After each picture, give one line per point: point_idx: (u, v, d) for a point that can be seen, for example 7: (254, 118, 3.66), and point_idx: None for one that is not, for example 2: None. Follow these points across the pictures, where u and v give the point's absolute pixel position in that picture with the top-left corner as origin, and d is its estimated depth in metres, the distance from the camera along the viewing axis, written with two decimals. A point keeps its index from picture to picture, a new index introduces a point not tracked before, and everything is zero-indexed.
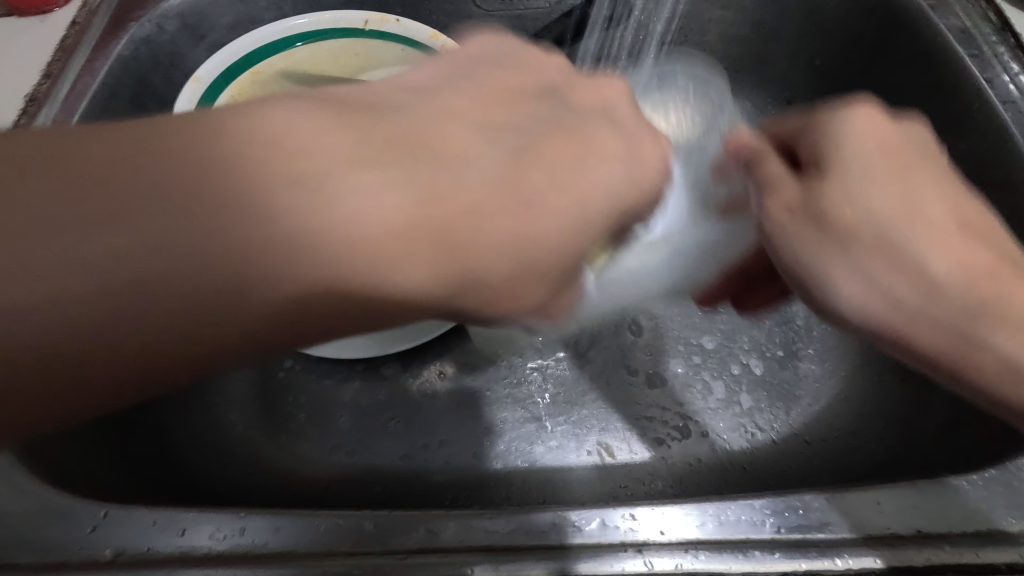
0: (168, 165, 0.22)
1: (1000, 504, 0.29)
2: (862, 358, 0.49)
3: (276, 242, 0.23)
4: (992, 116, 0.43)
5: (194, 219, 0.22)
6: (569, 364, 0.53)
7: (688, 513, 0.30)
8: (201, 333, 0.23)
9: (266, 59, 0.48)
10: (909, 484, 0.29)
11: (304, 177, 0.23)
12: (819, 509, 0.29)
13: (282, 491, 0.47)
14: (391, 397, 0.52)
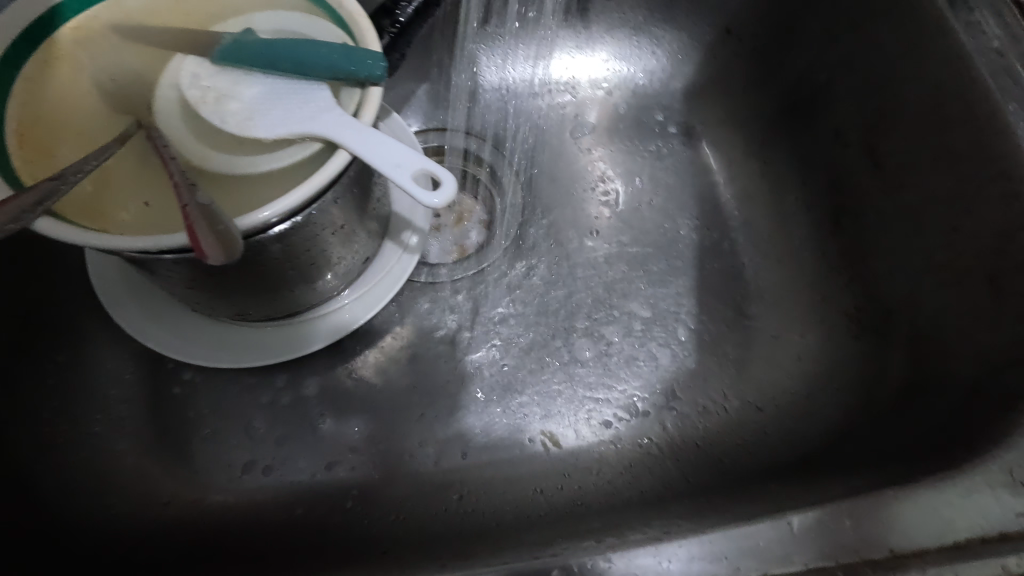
0: None
1: (967, 507, 0.26)
2: (814, 312, 0.46)
3: None
4: (946, 39, 0.37)
5: None
6: (506, 347, 0.48)
7: (649, 555, 0.26)
8: None
9: (85, 10, 0.38)
10: (874, 496, 0.26)
11: None
12: (780, 539, 0.25)
13: (182, 539, 0.40)
14: (310, 403, 0.46)
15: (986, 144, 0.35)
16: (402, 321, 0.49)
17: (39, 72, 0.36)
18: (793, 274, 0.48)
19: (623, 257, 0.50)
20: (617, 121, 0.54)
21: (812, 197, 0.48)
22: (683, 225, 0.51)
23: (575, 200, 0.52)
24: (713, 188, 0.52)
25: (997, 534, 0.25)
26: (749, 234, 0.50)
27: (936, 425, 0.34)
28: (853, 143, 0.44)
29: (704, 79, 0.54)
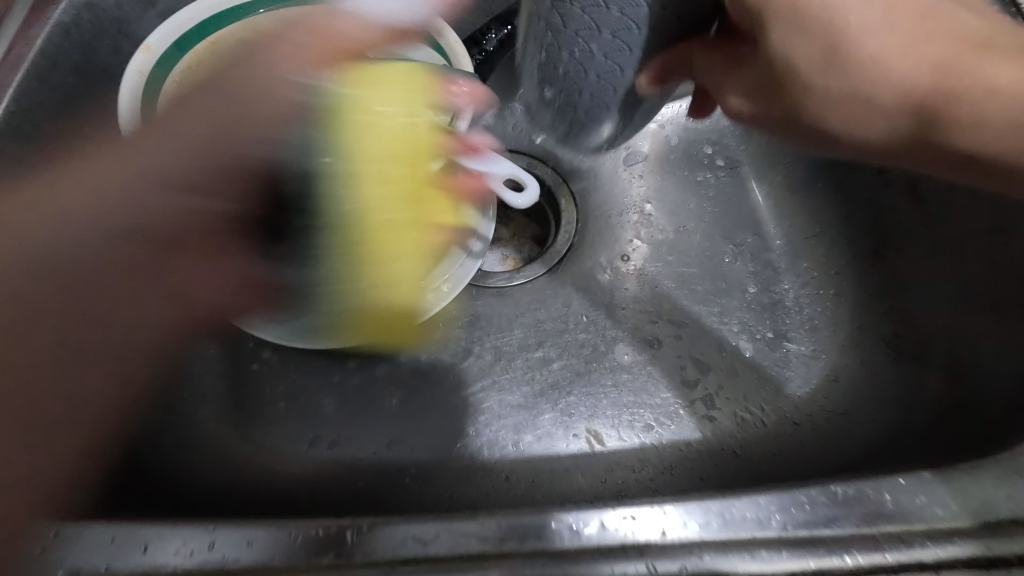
0: None
1: (1003, 493, 0.27)
2: (852, 336, 0.48)
3: None
4: None
5: None
6: (556, 350, 0.51)
7: (711, 508, 0.27)
8: None
9: (223, 28, 0.44)
10: (917, 475, 0.28)
11: None
12: (826, 505, 0.27)
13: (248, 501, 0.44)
14: (373, 387, 0.50)
15: None
16: (460, 319, 0.52)
17: (182, 77, 0.43)
18: (833, 299, 0.50)
19: (670, 275, 0.54)
20: (667, 152, 0.59)
21: (853, 229, 0.51)
22: (728, 249, 0.54)
23: (622, 221, 0.56)
24: (757, 218, 0.55)
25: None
26: (790, 261, 0.53)
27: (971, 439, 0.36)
28: (895, 181, 0.48)
29: None
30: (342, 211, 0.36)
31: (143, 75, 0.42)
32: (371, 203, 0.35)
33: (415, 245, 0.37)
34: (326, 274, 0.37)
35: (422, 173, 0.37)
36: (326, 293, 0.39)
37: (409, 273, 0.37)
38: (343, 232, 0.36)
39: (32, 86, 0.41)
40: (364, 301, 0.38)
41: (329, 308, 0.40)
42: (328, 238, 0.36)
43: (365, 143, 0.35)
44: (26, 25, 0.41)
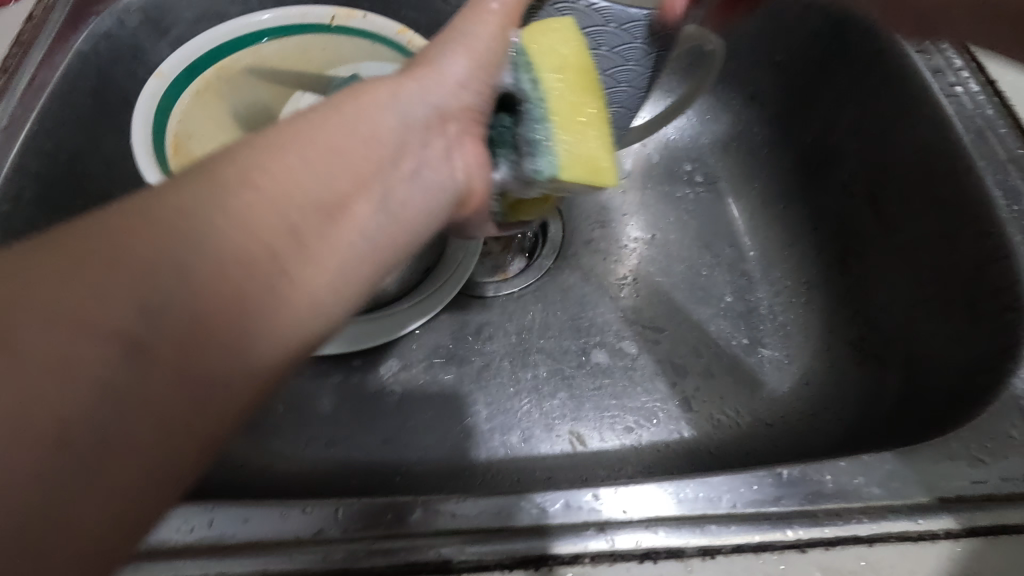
0: (233, 242, 0.22)
1: (933, 474, 0.31)
2: (824, 341, 0.51)
3: (286, 273, 0.24)
4: (935, 108, 0.44)
5: (311, 253, 0.25)
6: (542, 355, 0.54)
7: (664, 490, 0.30)
8: (310, 219, 0.24)
9: (231, 55, 0.47)
10: (857, 458, 0.31)
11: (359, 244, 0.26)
12: (771, 485, 0.30)
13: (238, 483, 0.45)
14: (368, 390, 0.52)
15: (961, 192, 0.42)
16: (450, 326, 0.55)
17: (191, 101, 0.46)
18: (805, 306, 0.53)
19: (651, 285, 0.56)
20: (650, 169, 0.62)
21: (822, 241, 0.54)
22: (706, 260, 0.57)
23: (610, 233, 0.59)
24: (734, 230, 0.58)
25: (955, 497, 0.30)
26: (765, 271, 0.56)
27: (927, 432, 0.38)
28: (857, 195, 0.51)
29: (729, 136, 0.61)
30: (548, 98, 0.34)
31: (155, 99, 0.43)
32: (560, 90, 0.34)
33: (597, 114, 0.35)
34: (545, 131, 0.33)
35: (589, 80, 0.35)
36: (536, 152, 0.33)
37: (602, 136, 0.34)
38: (547, 109, 0.34)
39: (54, 107, 0.45)
40: (576, 156, 0.33)
41: (541, 168, 0.33)
42: (537, 110, 0.34)
43: (547, 69, 0.34)
44: (51, 53, 0.45)
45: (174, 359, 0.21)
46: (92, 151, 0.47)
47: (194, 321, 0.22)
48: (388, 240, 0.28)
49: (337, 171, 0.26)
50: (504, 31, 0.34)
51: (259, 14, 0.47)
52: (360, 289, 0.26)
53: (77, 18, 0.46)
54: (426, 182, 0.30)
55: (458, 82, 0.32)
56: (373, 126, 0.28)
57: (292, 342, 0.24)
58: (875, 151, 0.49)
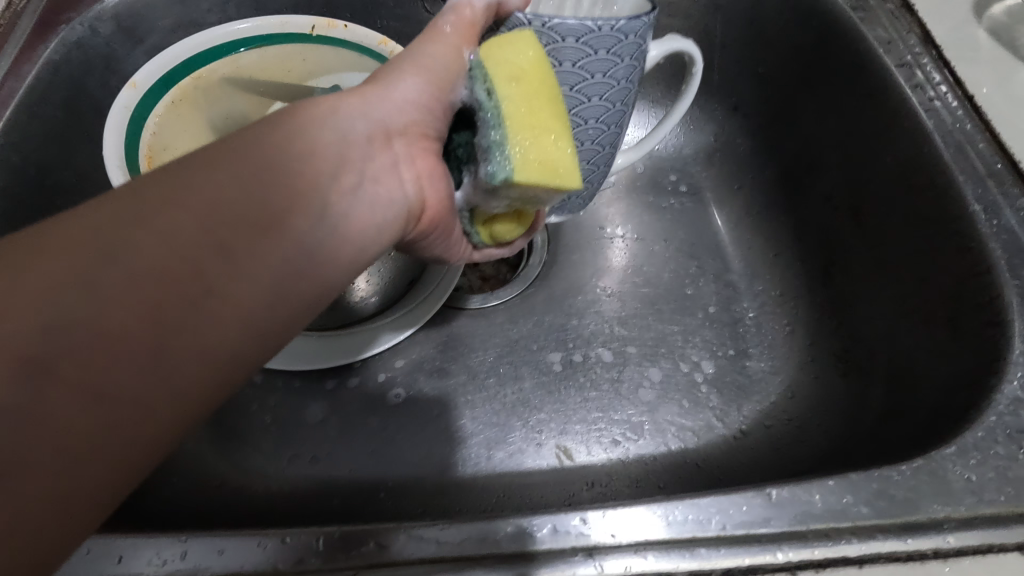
0: (136, 269, 0.22)
1: (925, 493, 0.31)
2: (807, 353, 0.51)
3: (196, 301, 0.23)
4: (916, 123, 0.44)
5: (225, 280, 0.24)
6: (530, 368, 0.53)
7: (654, 512, 0.30)
8: (226, 242, 0.24)
9: (208, 64, 0.46)
10: (846, 477, 0.31)
11: (280, 269, 0.25)
12: (761, 506, 0.30)
13: (219, 506, 0.43)
14: (352, 405, 0.51)
15: (941, 205, 0.42)
16: (433, 340, 0.54)
17: (166, 111, 0.44)
18: (790, 317, 0.53)
19: (636, 296, 0.56)
20: (635, 180, 0.61)
21: (804, 252, 0.54)
22: (691, 272, 0.57)
23: (597, 245, 0.59)
24: (718, 243, 0.58)
25: (943, 516, 0.30)
26: (748, 281, 0.56)
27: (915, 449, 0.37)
28: (840, 206, 0.51)
29: (712, 146, 0.62)
30: (503, 102, 0.30)
31: (128, 110, 0.42)
32: (517, 94, 0.30)
33: (559, 116, 0.31)
34: (499, 134, 0.30)
35: (552, 83, 0.31)
36: (491, 155, 0.30)
37: (563, 137, 0.30)
38: (500, 114, 0.30)
39: (22, 118, 0.43)
40: (533, 159, 0.29)
41: (494, 172, 0.30)
42: (491, 115, 0.30)
43: (501, 74, 0.30)
44: (18, 64, 0.44)
45: (83, 370, 0.21)
46: (63, 163, 0.46)
47: (107, 332, 0.21)
48: (330, 255, 0.27)
49: (270, 184, 0.25)
50: (458, 52, 0.33)
51: (237, 23, 0.46)
52: (294, 304, 0.26)
53: (46, 28, 0.45)
54: (369, 198, 0.29)
55: (404, 101, 0.31)
56: (313, 142, 0.27)
57: (216, 356, 0.23)
58: (857, 165, 0.49)
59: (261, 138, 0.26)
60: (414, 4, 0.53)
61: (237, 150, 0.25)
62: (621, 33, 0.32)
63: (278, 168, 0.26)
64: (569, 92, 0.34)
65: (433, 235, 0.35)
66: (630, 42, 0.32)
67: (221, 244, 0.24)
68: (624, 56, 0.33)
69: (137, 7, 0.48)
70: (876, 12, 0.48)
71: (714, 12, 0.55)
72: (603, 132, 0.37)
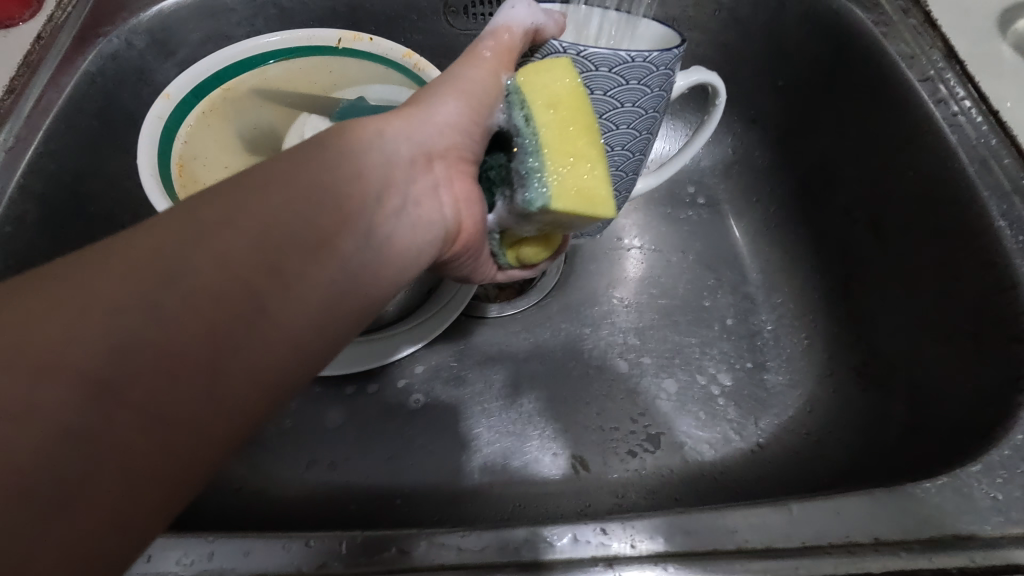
0: (189, 294, 0.22)
1: (949, 510, 0.30)
2: (826, 368, 0.51)
3: (248, 325, 0.23)
4: (939, 138, 0.44)
5: (276, 304, 0.24)
6: (547, 377, 0.53)
7: (673, 525, 0.30)
8: (277, 265, 0.24)
9: (238, 76, 0.47)
10: (870, 494, 0.31)
11: (327, 290, 0.26)
12: (782, 520, 0.30)
13: (241, 508, 0.44)
14: (370, 412, 0.52)
15: (964, 221, 0.42)
16: (451, 349, 0.55)
17: (199, 122, 0.46)
18: (809, 331, 0.53)
19: (653, 307, 0.56)
20: (652, 191, 0.62)
21: (823, 265, 0.54)
22: (708, 284, 0.57)
23: (614, 256, 0.59)
24: (736, 255, 0.58)
25: (968, 535, 0.30)
26: (766, 294, 0.56)
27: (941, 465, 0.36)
28: (860, 220, 0.51)
29: (730, 159, 0.62)
30: (541, 130, 0.31)
31: (161, 120, 0.43)
32: (553, 121, 0.31)
33: (596, 143, 0.31)
34: (537, 162, 0.30)
35: (589, 109, 0.31)
36: (530, 182, 0.30)
37: (600, 165, 0.31)
38: (538, 142, 0.30)
39: (60, 128, 0.45)
40: (569, 186, 0.30)
41: (530, 199, 0.30)
42: (529, 142, 0.31)
43: (540, 101, 0.31)
44: (57, 75, 0.45)
45: (142, 396, 0.21)
46: (96, 171, 0.47)
47: (166, 359, 0.22)
48: (373, 275, 0.28)
49: (318, 208, 0.26)
50: (495, 75, 0.33)
51: (267, 37, 0.47)
52: (339, 325, 0.27)
53: (84, 41, 0.46)
54: (409, 221, 0.30)
55: (444, 123, 0.32)
56: (358, 165, 0.28)
57: (266, 375, 0.24)
58: (878, 180, 0.49)
59: (305, 160, 0.27)
60: (436, 18, 0.54)
61: (283, 172, 0.26)
62: (652, 64, 0.32)
63: (323, 190, 0.26)
64: (599, 120, 0.34)
65: (466, 255, 0.36)
66: (659, 74, 0.33)
67: (272, 269, 0.24)
68: (653, 86, 0.34)
69: (170, 21, 0.49)
70: (898, 25, 0.48)
71: (733, 26, 0.55)
72: (628, 158, 0.37)
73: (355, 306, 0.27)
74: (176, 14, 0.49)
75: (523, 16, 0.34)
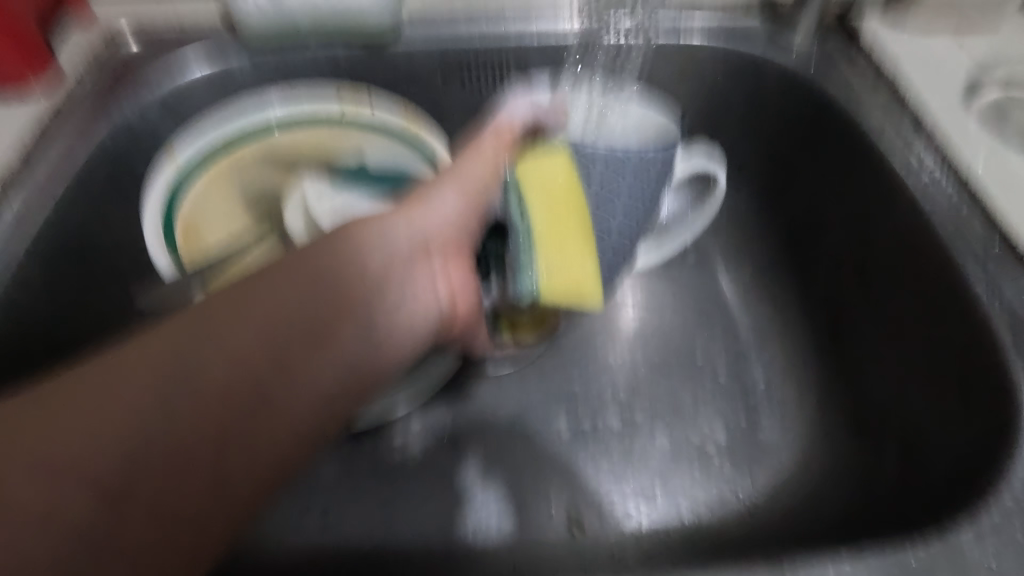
0: (201, 394, 0.25)
1: None
2: (819, 425, 0.51)
3: (251, 420, 0.26)
4: (912, 204, 0.46)
5: (278, 399, 0.27)
6: (543, 437, 0.53)
7: None
8: (278, 363, 0.27)
9: (244, 143, 0.50)
10: (862, 561, 0.31)
11: (326, 383, 0.28)
12: None
13: None
14: (365, 472, 0.51)
15: (942, 285, 0.43)
16: (447, 406, 0.55)
17: (204, 189, 0.49)
18: (801, 388, 0.54)
19: (647, 364, 0.57)
20: None
21: (812, 323, 0.55)
22: (701, 341, 0.58)
23: (608, 312, 0.60)
24: (727, 311, 0.59)
25: None
26: (758, 350, 0.57)
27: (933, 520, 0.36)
28: (845, 280, 0.52)
29: (719, 218, 0.64)
30: (536, 224, 0.35)
31: (169, 186, 0.46)
32: (548, 215, 0.35)
33: (585, 237, 0.36)
34: (527, 253, 0.35)
35: (579, 203, 0.35)
36: (523, 271, 0.35)
37: (587, 258, 0.35)
38: (530, 234, 0.35)
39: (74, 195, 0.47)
40: (560, 278, 0.35)
41: (523, 286, 0.35)
42: (522, 233, 0.36)
43: (538, 195, 0.35)
44: (71, 145, 0.47)
45: (156, 486, 0.24)
46: (105, 235, 0.49)
47: (175, 454, 0.25)
48: (371, 362, 0.30)
49: (317, 306, 0.29)
50: (494, 165, 0.37)
51: (273, 107, 0.49)
52: (338, 412, 0.29)
53: (100, 113, 0.49)
54: (407, 313, 0.32)
55: (442, 218, 0.35)
56: (360, 264, 0.31)
57: (266, 466, 0.26)
58: (860, 242, 0.51)
59: (308, 260, 0.29)
60: (435, 89, 0.57)
61: (288, 274, 0.29)
62: (646, 162, 0.36)
63: (323, 290, 0.29)
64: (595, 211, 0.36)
65: (467, 332, 0.37)
66: (654, 171, 0.37)
67: (275, 367, 0.27)
68: (648, 180, 0.37)
69: (183, 93, 0.52)
70: (869, 99, 0.51)
71: (715, 96, 0.58)
72: (625, 242, 0.39)
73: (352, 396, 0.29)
74: (189, 87, 0.52)
75: (524, 111, 0.39)
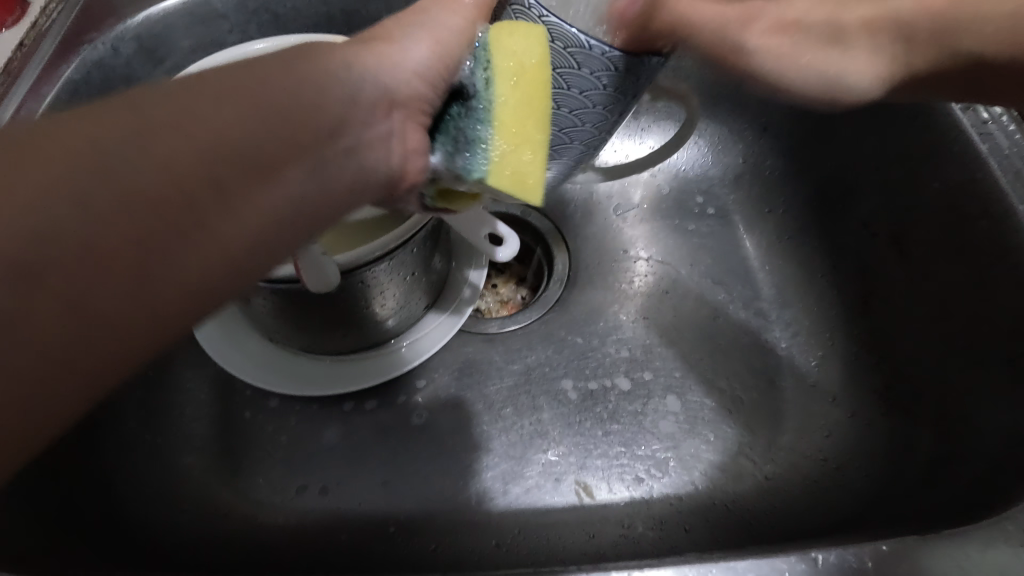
0: (120, 188, 0.20)
1: (992, 558, 0.28)
2: (844, 389, 0.48)
3: (175, 234, 0.21)
4: (969, 145, 0.41)
5: (209, 225, 0.22)
6: (551, 401, 0.50)
7: None
8: (220, 180, 0.22)
9: None
10: (903, 539, 0.28)
11: (267, 217, 0.23)
12: (806, 572, 0.28)
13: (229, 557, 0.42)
14: (363, 434, 0.49)
15: (998, 238, 0.40)
16: (449, 365, 0.52)
17: None
18: (825, 351, 0.50)
19: (661, 324, 0.53)
20: (659, 201, 0.59)
21: (840, 280, 0.51)
22: (718, 298, 0.54)
23: (618, 268, 0.56)
24: (747, 267, 0.56)
25: None
26: (780, 310, 0.53)
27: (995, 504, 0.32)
28: (879, 233, 0.48)
29: (741, 167, 0.59)
30: (496, 101, 0.28)
31: None
32: (513, 94, 0.28)
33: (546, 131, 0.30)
34: (484, 135, 0.29)
35: (547, 91, 0.29)
36: (472, 151, 0.29)
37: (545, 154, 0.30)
38: (489, 111, 0.28)
39: None
40: (510, 168, 0.29)
41: (470, 168, 0.29)
42: (481, 108, 0.29)
43: (505, 71, 0.28)
44: (38, 83, 0.43)
45: (60, 293, 0.20)
46: None
47: (86, 257, 0.20)
48: (318, 209, 0.25)
49: (265, 128, 0.23)
50: (471, 22, 0.29)
51: (252, 43, 0.45)
52: (275, 250, 0.24)
53: (67, 49, 0.45)
54: (358, 169, 0.26)
55: (413, 71, 0.28)
56: (319, 97, 0.24)
57: (194, 287, 0.22)
58: (901, 189, 0.46)
59: (269, 72, 0.23)
60: None
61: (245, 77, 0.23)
62: (610, 63, 0.29)
63: (283, 108, 0.23)
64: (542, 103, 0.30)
65: None
66: (622, 75, 0.30)
67: (216, 185, 0.22)
68: (608, 86, 0.30)
69: (159, 27, 0.48)
70: None
71: None
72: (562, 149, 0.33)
73: (296, 236, 0.25)
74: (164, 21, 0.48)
75: None
